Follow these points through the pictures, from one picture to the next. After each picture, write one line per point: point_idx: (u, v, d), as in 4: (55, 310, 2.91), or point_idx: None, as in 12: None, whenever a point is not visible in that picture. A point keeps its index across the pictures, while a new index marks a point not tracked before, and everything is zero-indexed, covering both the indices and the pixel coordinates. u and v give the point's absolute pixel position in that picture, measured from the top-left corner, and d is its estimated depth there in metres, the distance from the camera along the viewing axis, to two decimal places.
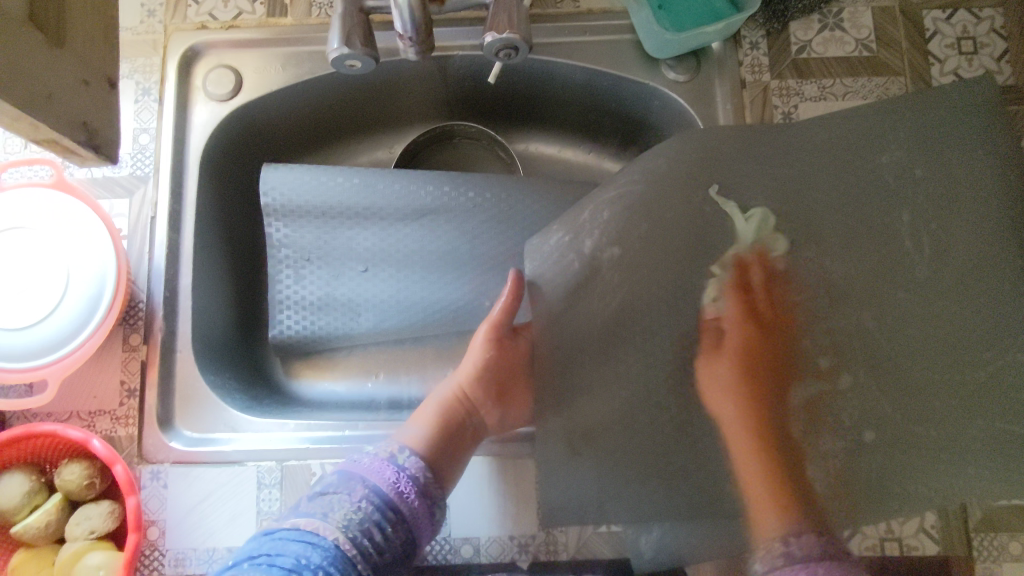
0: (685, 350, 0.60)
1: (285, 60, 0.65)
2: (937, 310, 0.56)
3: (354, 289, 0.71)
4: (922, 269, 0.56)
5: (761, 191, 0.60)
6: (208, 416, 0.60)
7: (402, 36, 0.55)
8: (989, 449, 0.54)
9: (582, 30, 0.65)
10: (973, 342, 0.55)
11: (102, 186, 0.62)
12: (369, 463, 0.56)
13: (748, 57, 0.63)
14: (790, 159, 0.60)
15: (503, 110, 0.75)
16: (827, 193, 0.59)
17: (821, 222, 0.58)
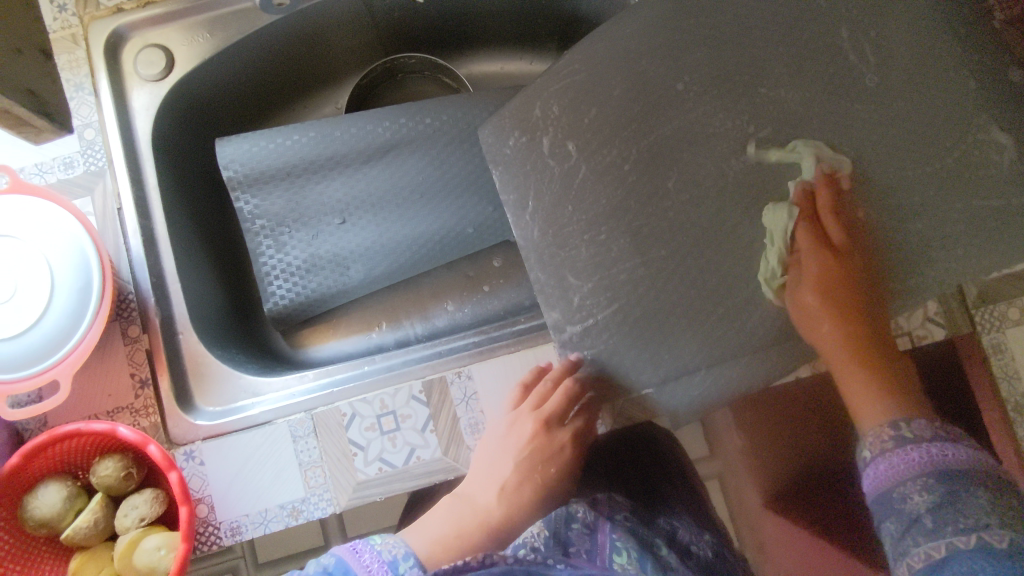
0: (669, 202, 0.60)
1: (211, 26, 0.64)
2: (897, 112, 0.58)
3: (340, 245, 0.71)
4: (870, 78, 0.58)
5: (708, 45, 0.61)
6: (227, 388, 0.61)
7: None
8: (969, 224, 0.57)
9: None
10: (933, 132, 0.57)
11: (60, 190, 0.60)
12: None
13: None
14: (724, 8, 0.61)
15: (438, 37, 0.75)
16: (767, 28, 0.60)
17: (767, 56, 0.60)
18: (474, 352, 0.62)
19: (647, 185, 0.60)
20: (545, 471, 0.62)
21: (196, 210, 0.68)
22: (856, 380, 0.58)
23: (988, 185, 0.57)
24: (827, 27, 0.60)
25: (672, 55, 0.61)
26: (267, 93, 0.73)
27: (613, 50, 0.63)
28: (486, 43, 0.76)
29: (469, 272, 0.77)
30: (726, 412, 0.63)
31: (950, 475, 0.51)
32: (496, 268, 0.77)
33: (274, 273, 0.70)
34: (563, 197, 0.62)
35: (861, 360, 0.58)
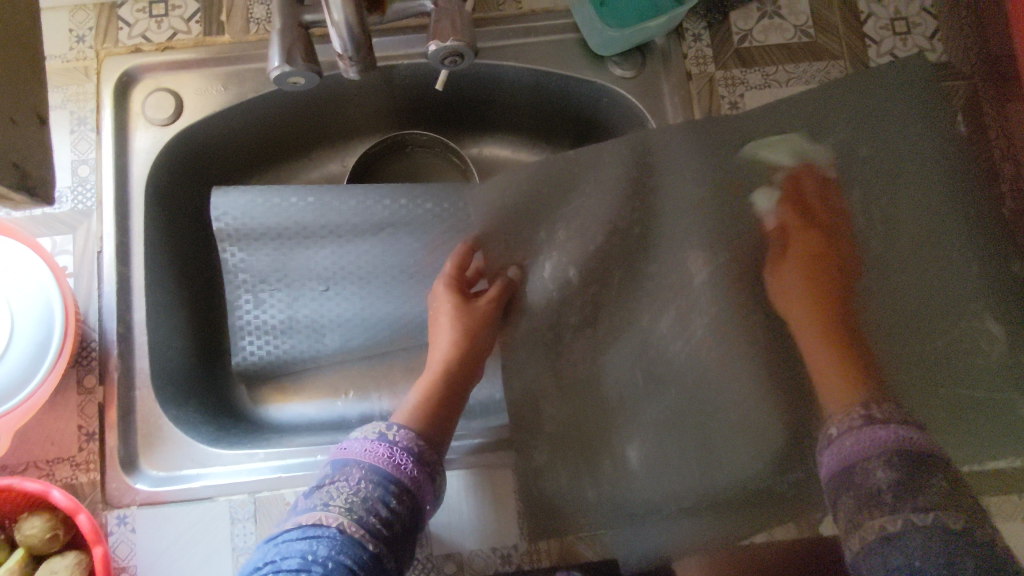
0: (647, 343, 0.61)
1: (225, 80, 0.64)
2: (894, 283, 0.57)
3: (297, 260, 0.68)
4: (874, 245, 0.58)
5: (710, 183, 0.60)
6: (174, 455, 0.59)
7: (342, 56, 0.48)
8: (952, 416, 0.56)
9: (527, 31, 0.64)
10: (928, 313, 0.57)
11: (42, 224, 0.59)
12: (357, 448, 0.55)
13: (692, 49, 0.63)
14: (741, 152, 0.60)
15: (453, 116, 0.74)
16: (779, 179, 0.59)
17: (774, 208, 0.59)
18: None
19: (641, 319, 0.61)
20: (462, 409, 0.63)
21: (179, 256, 0.67)
22: (816, 353, 0.57)
23: (974, 376, 0.57)
24: (839, 189, 0.58)
25: (677, 186, 0.61)
26: (272, 145, 0.72)
27: (626, 174, 0.61)
28: (498, 128, 0.75)
29: None
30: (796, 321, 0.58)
31: (911, 461, 0.51)
32: None
33: (249, 329, 0.69)
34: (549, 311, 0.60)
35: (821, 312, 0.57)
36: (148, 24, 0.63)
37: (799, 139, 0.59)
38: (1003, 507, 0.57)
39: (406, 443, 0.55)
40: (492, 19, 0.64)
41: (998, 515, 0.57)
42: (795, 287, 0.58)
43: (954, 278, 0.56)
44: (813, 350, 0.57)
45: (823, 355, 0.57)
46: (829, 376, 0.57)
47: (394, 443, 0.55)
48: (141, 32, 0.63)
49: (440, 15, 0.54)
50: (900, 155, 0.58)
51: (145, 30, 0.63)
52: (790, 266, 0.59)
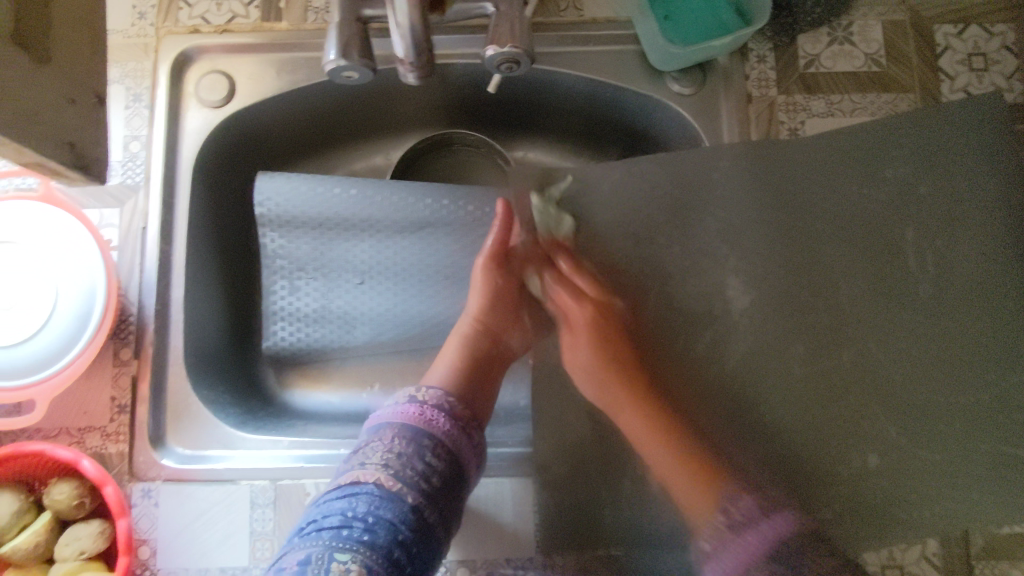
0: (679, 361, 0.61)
1: (279, 67, 0.64)
2: (943, 330, 0.56)
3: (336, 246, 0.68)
4: (925, 288, 0.57)
5: (762, 213, 0.60)
6: (201, 433, 0.59)
7: (403, 62, 0.48)
8: (991, 471, 0.55)
9: (586, 39, 0.62)
10: (976, 359, 0.55)
11: (90, 195, 0.61)
12: (388, 411, 0.54)
13: (755, 70, 0.61)
14: (796, 186, 0.60)
15: (503, 118, 0.73)
16: (831, 220, 0.59)
17: (820, 244, 0.59)
18: None
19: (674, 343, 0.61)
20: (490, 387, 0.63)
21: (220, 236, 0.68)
22: (668, 471, 0.58)
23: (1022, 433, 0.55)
24: (894, 234, 0.58)
25: (729, 216, 0.61)
26: (319, 134, 0.72)
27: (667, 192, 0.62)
28: (545, 134, 0.74)
29: None
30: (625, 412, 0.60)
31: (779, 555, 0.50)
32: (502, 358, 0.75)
33: (281, 315, 0.69)
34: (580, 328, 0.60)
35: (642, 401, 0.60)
36: (208, 5, 0.64)
37: (855, 179, 0.58)
38: None
39: (433, 400, 0.55)
40: (551, 23, 0.62)
41: None
42: (587, 351, 0.63)
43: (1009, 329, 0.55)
44: (667, 466, 0.58)
45: (678, 465, 0.57)
46: (684, 485, 0.57)
47: (424, 403, 0.55)
48: (200, 13, 0.64)
49: (500, 19, 0.53)
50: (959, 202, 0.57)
51: (205, 11, 0.64)
52: (614, 385, 0.61)
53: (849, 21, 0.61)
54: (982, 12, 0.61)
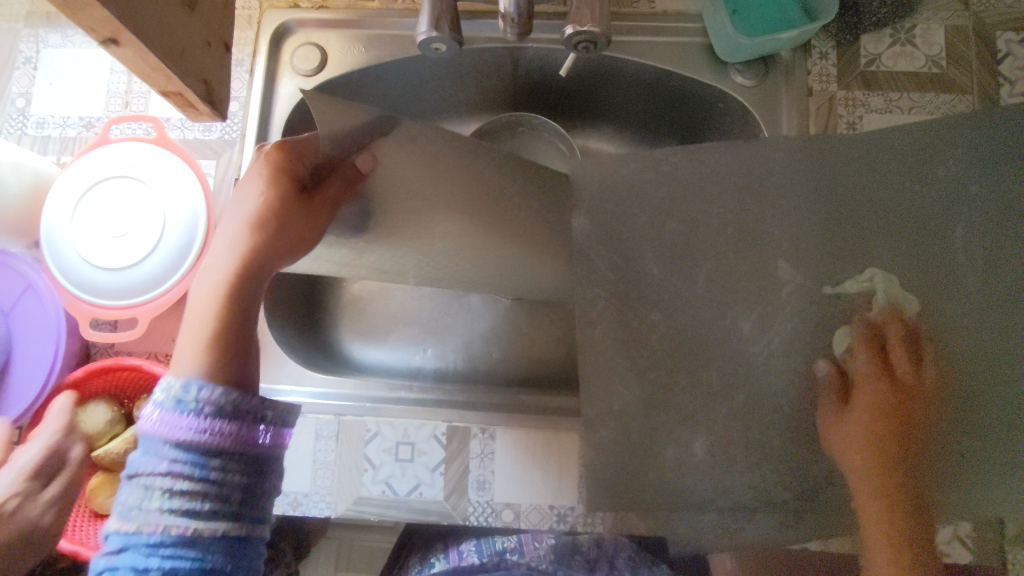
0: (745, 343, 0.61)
1: (368, 42, 0.70)
2: (988, 318, 0.58)
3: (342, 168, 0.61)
4: (970, 280, 0.59)
5: (816, 202, 0.61)
6: (274, 368, 0.64)
7: (505, 17, 0.56)
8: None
9: (655, 30, 0.66)
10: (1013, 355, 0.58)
11: (194, 147, 0.68)
12: (158, 417, 0.44)
13: (817, 66, 0.64)
14: (847, 181, 0.61)
15: (568, 105, 0.77)
16: (877, 216, 0.60)
17: (867, 237, 0.61)
18: (505, 414, 0.61)
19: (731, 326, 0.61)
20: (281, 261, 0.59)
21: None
22: (874, 527, 0.55)
23: None
24: (939, 234, 0.60)
25: (774, 206, 0.61)
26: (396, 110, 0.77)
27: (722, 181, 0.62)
28: (607, 123, 0.78)
29: (522, 328, 0.79)
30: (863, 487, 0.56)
31: None
32: (548, 332, 0.79)
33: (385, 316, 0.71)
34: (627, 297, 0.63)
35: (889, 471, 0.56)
36: None
37: (896, 178, 0.60)
38: None
39: (212, 402, 0.44)
40: (626, 14, 0.66)
41: None
42: (853, 417, 0.57)
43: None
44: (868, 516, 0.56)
45: (881, 524, 0.55)
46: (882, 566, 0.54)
47: (203, 428, 0.43)
48: None
49: (581, 2, 0.58)
50: (1001, 203, 0.59)
51: None
52: (858, 452, 0.56)
53: (912, 24, 0.63)
54: None
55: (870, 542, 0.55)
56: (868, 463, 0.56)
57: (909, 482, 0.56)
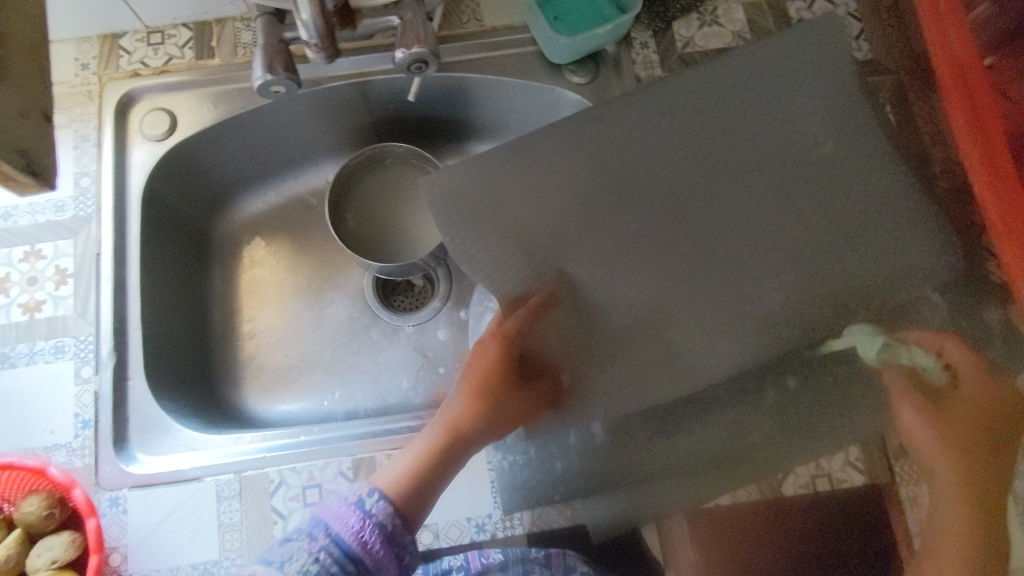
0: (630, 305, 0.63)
1: (216, 99, 0.71)
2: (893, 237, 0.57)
3: (730, 191, 0.58)
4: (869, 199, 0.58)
5: (663, 129, 0.59)
6: (163, 441, 0.61)
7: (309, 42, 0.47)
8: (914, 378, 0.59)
9: (489, 45, 0.71)
10: (915, 263, 0.58)
11: (48, 230, 0.67)
12: (336, 509, 0.53)
13: (640, 56, 0.69)
14: (624, 153, 0.59)
15: (427, 132, 0.83)
16: (728, 181, 0.58)
17: (739, 164, 0.59)
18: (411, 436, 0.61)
19: (634, 259, 0.57)
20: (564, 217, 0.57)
21: (162, 257, 0.74)
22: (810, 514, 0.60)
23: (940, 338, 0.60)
24: None
25: (622, 236, 0.60)
26: (257, 160, 0.80)
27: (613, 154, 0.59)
28: (469, 143, 0.83)
29: (425, 350, 0.81)
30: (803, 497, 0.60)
31: None
32: (442, 345, 0.81)
33: None
34: (582, 266, 0.56)
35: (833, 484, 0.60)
36: (145, 51, 0.71)
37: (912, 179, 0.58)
38: None
39: (379, 517, 0.53)
40: (457, 35, 0.71)
41: None
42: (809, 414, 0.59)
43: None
44: (803, 506, 0.60)
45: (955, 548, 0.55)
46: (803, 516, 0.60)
47: (367, 517, 0.53)
48: (139, 58, 0.71)
49: (405, 29, 0.61)
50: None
51: (143, 57, 0.71)
52: (810, 436, 0.60)
53: (714, 6, 0.70)
54: None
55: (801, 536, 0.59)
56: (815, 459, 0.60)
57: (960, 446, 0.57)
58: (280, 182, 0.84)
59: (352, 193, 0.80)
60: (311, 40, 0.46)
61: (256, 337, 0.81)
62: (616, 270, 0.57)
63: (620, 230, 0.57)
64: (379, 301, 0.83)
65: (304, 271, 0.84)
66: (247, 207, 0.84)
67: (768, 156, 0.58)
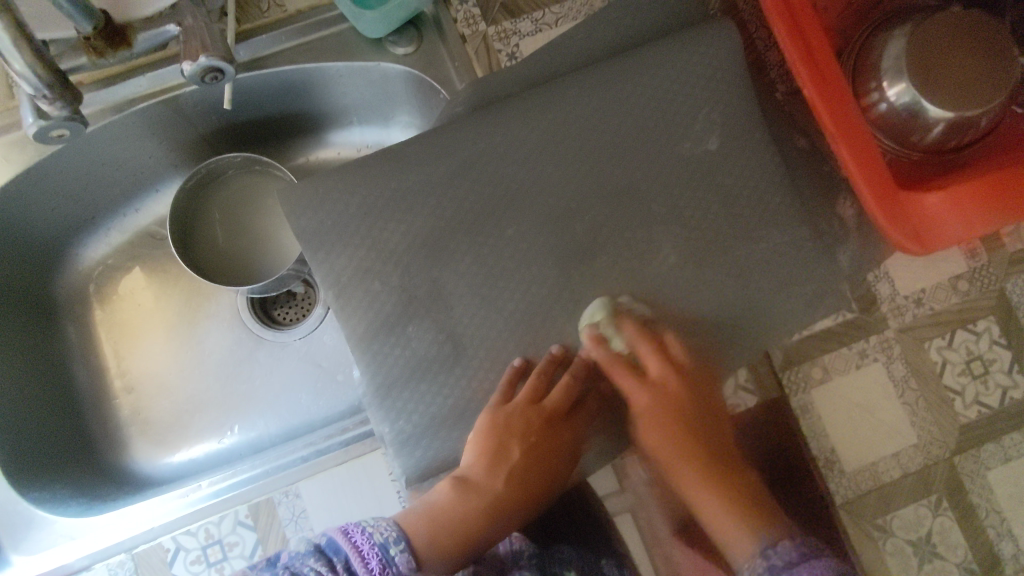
0: (503, 281, 0.61)
1: (7, 150, 0.62)
2: (721, 176, 0.62)
3: (565, 159, 0.63)
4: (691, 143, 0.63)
5: (490, 119, 0.62)
6: (40, 536, 0.60)
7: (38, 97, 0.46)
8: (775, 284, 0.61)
9: (298, 31, 0.64)
10: (744, 190, 0.62)
11: None
12: None
13: (461, 12, 0.65)
14: (465, 136, 0.62)
15: (264, 133, 0.76)
16: (564, 148, 0.63)
17: (570, 134, 0.63)
18: (304, 466, 0.61)
19: (493, 246, 0.62)
20: (419, 221, 0.61)
21: None
22: (701, 502, 0.56)
23: (801, 243, 0.62)
24: (627, 120, 0.63)
25: (483, 218, 0.62)
26: (83, 205, 0.72)
27: (455, 149, 0.62)
28: (314, 135, 0.77)
29: (319, 360, 0.76)
30: (681, 476, 0.57)
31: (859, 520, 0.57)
32: (335, 350, 0.76)
33: (398, 389, 0.60)
34: (442, 268, 0.61)
35: (693, 457, 0.57)
36: None
37: (727, 112, 0.63)
38: (834, 365, 0.61)
39: None
40: (262, 26, 0.64)
41: (832, 373, 0.61)
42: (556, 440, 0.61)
43: (761, 173, 0.62)
44: (703, 505, 0.56)
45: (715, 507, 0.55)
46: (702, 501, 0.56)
47: None
48: None
49: (188, 37, 0.55)
50: (654, 74, 0.63)
51: None
52: (695, 478, 0.57)
53: None
54: None
55: (709, 518, 0.55)
56: (707, 485, 0.56)
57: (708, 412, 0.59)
58: (119, 218, 0.76)
59: (197, 216, 0.74)
60: (33, 92, 0.45)
61: (134, 391, 0.76)
62: (475, 260, 0.61)
63: (471, 223, 0.62)
64: (259, 320, 0.77)
65: (170, 309, 0.77)
66: (87, 257, 0.76)
67: (594, 124, 0.63)
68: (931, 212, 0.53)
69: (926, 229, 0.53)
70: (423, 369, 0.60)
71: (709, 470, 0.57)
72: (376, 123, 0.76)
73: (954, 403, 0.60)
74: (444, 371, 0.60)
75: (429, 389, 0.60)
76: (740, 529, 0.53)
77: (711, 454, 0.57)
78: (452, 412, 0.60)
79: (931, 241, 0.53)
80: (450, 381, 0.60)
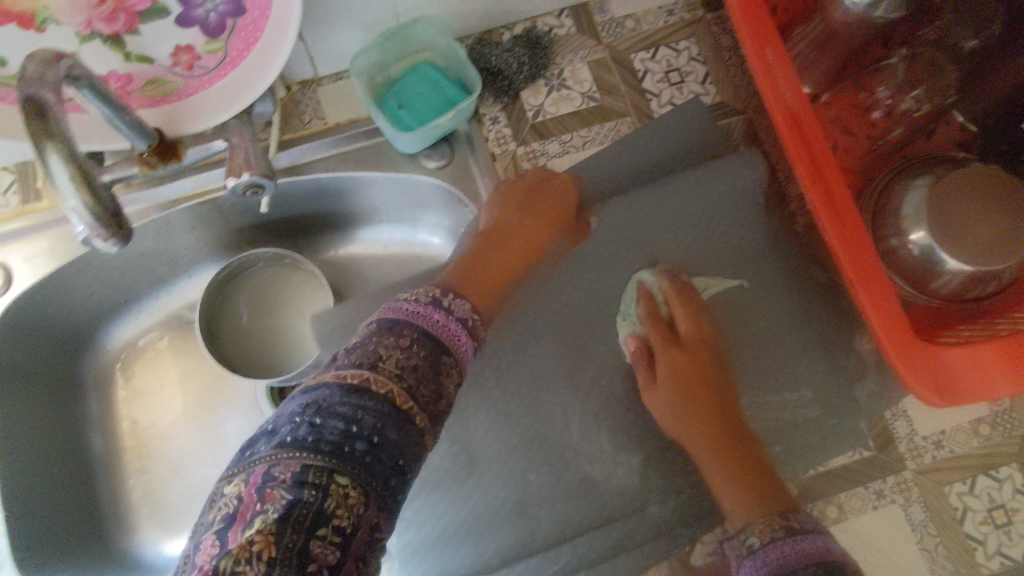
0: (517, 398, 0.62)
1: (54, 243, 0.67)
2: (727, 312, 0.64)
3: (583, 280, 0.65)
4: (706, 268, 0.65)
5: None
6: None
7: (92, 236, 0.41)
8: (784, 416, 0.62)
9: (337, 142, 0.68)
10: (756, 327, 0.64)
11: None
12: None
13: (492, 132, 0.68)
14: None
15: (297, 228, 0.79)
16: (582, 269, 0.65)
17: (588, 256, 0.66)
18: None
19: (512, 362, 0.63)
20: None
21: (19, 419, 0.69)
22: (722, 485, 0.56)
23: (811, 377, 0.63)
24: (645, 246, 0.65)
25: (502, 334, 0.63)
26: (119, 290, 0.75)
27: None
28: (346, 231, 0.80)
29: None
30: (709, 470, 0.57)
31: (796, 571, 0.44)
32: None
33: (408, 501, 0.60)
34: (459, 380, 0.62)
35: (705, 411, 0.59)
36: None
37: (743, 243, 0.65)
38: (850, 503, 0.60)
39: None
40: (302, 136, 0.68)
41: (847, 512, 0.59)
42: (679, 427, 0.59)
43: (770, 306, 0.64)
44: (717, 481, 0.56)
45: (729, 482, 0.55)
46: (723, 481, 0.56)
47: None
48: None
49: (233, 151, 0.57)
50: (668, 205, 0.66)
51: None
52: (723, 480, 0.56)
53: (559, 70, 0.68)
54: (666, 35, 0.69)
55: (720, 491, 0.56)
56: (704, 434, 0.58)
57: (751, 467, 0.56)
58: (151, 300, 0.79)
59: (227, 307, 0.76)
60: (85, 229, 0.40)
61: (147, 471, 0.77)
62: (491, 375, 0.63)
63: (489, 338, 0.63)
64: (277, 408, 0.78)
65: (191, 393, 0.79)
66: (117, 337, 0.79)
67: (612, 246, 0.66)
68: (954, 366, 0.53)
69: (947, 383, 0.52)
70: (435, 479, 0.61)
71: (726, 453, 0.57)
72: (406, 223, 0.78)
73: (975, 553, 0.58)
74: (455, 484, 0.61)
75: (439, 501, 0.60)
76: (750, 503, 0.53)
77: (735, 454, 0.57)
78: (459, 525, 0.60)
79: (952, 393, 0.52)
80: (461, 495, 0.60)
